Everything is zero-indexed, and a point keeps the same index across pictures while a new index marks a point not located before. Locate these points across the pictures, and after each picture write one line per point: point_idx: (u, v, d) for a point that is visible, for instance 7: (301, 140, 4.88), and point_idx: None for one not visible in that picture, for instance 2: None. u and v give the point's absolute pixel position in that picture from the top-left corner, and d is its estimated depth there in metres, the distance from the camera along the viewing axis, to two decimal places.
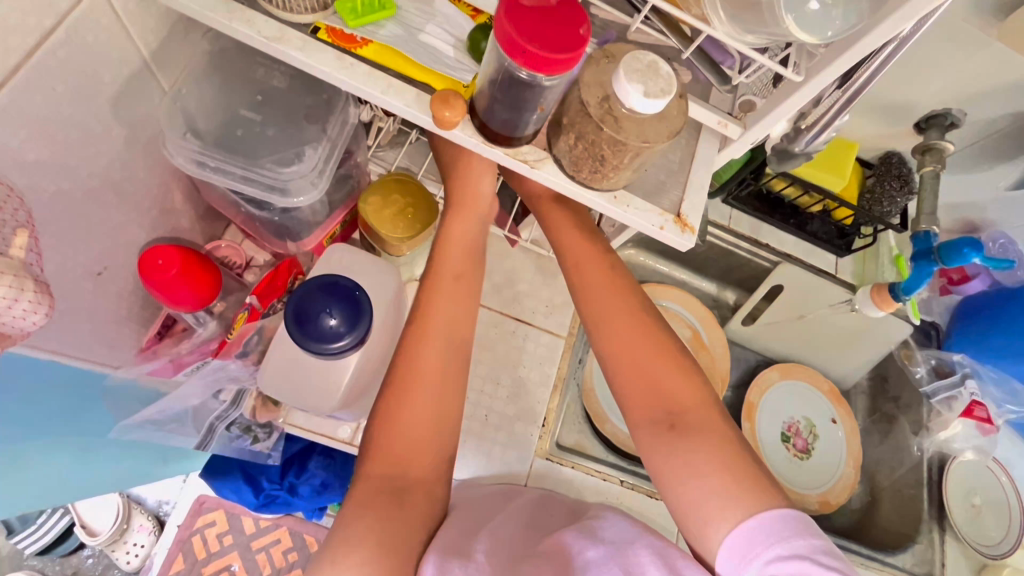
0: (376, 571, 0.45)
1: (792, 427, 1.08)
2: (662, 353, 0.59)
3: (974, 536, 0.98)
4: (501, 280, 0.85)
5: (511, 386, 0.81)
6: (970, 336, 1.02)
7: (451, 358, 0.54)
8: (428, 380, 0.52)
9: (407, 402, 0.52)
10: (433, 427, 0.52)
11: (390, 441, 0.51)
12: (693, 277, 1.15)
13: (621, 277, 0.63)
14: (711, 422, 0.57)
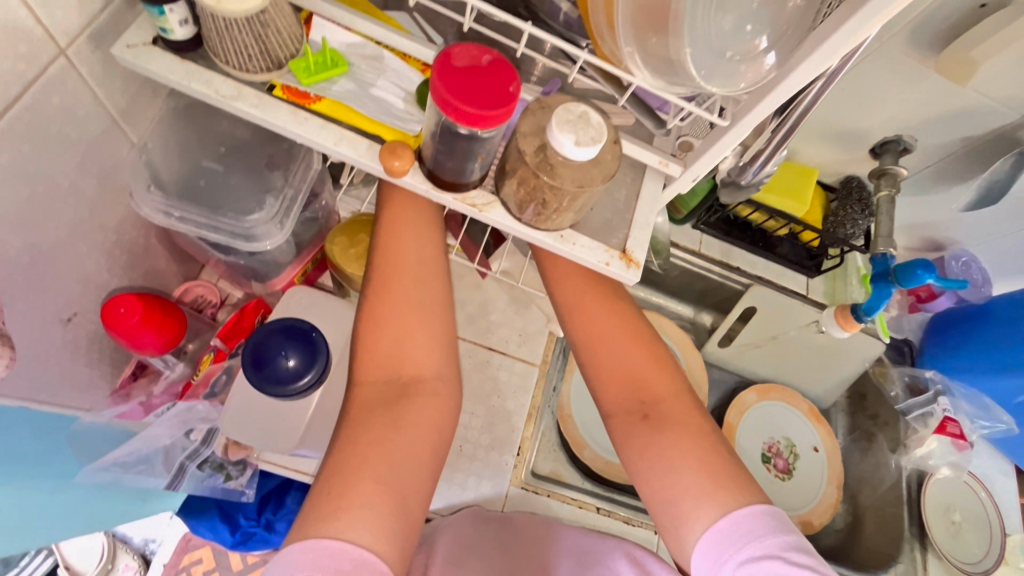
0: (385, 495, 0.46)
1: (772, 447, 1.08)
2: (633, 350, 0.61)
3: (955, 552, 0.98)
4: (475, 310, 0.87)
5: (486, 416, 0.82)
6: (941, 353, 1.04)
7: (423, 260, 0.56)
8: (403, 282, 0.54)
9: (389, 301, 0.54)
10: (420, 321, 0.54)
11: (377, 349, 0.53)
12: (670, 301, 1.16)
13: (591, 269, 0.64)
14: (686, 415, 0.59)
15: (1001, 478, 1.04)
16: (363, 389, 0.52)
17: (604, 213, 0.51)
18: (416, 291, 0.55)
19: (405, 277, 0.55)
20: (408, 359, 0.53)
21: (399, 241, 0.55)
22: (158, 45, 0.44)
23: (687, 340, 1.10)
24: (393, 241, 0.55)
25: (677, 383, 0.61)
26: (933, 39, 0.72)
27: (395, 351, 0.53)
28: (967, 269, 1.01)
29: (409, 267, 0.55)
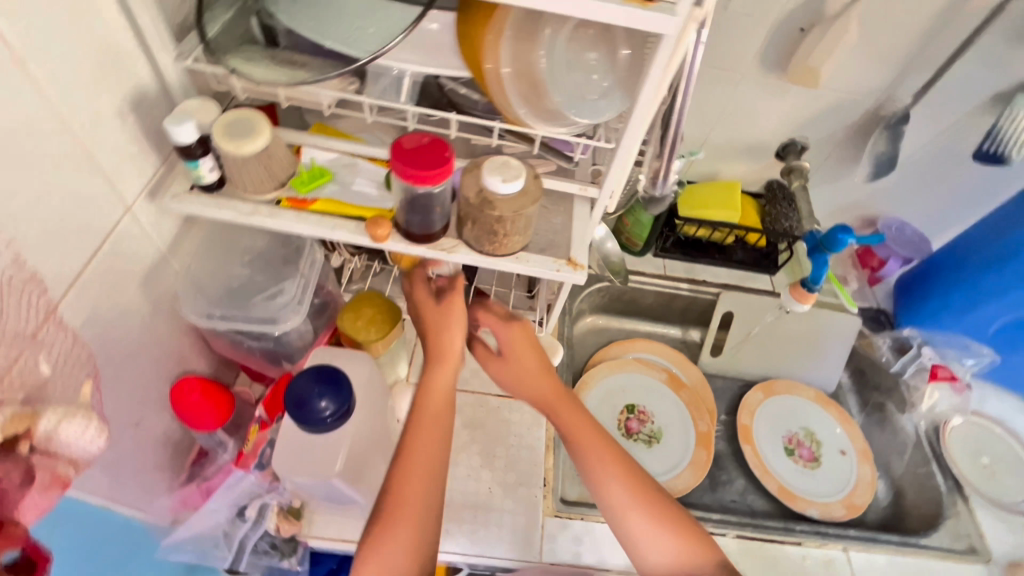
0: None
1: (792, 440, 1.12)
2: (674, 533, 0.68)
3: (1000, 494, 0.97)
4: (478, 365, 0.97)
5: (507, 456, 0.89)
6: (910, 311, 1.13)
7: (433, 456, 0.62)
8: (411, 484, 0.60)
9: (397, 500, 0.59)
10: (418, 524, 0.59)
11: (380, 545, 0.58)
12: (657, 326, 1.27)
13: (621, 464, 0.71)
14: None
15: (1014, 413, 1.07)
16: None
17: (545, 237, 0.64)
18: (419, 498, 0.60)
19: (409, 492, 0.60)
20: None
21: (416, 445, 0.62)
22: (195, 190, 0.60)
23: (682, 358, 1.19)
24: (410, 450, 0.62)
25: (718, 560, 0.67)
26: (780, 59, 0.91)
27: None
28: (900, 232, 1.15)
29: (414, 479, 0.60)
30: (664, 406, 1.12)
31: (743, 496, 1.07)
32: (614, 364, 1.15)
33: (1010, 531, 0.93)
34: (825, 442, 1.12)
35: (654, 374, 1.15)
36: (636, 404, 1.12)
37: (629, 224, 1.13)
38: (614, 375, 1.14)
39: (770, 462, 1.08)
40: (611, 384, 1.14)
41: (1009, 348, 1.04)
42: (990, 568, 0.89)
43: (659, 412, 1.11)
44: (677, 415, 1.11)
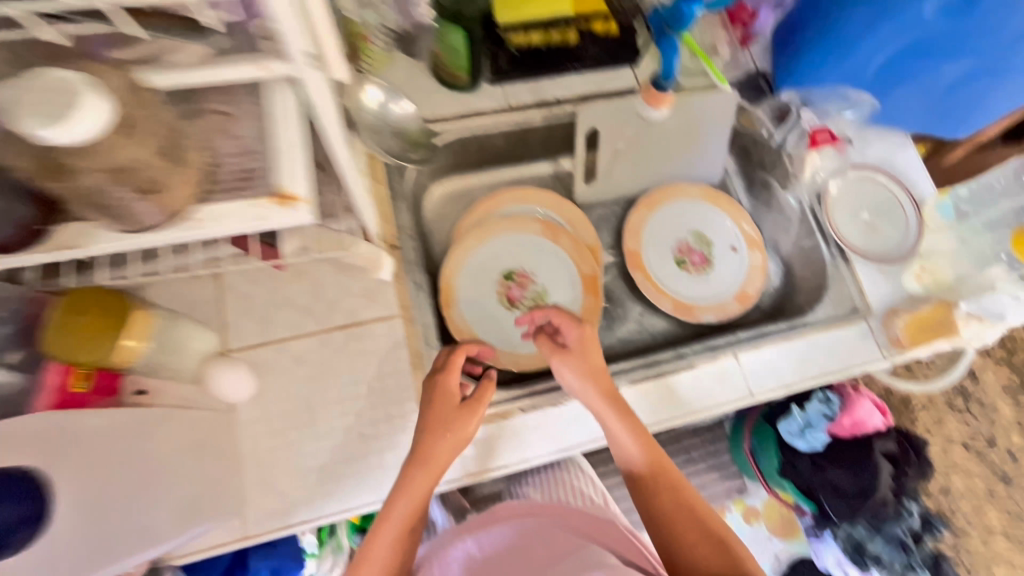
0: None
1: (682, 251, 1.05)
2: (668, 486, 0.71)
3: (879, 247, 0.95)
4: (308, 299, 0.80)
5: (370, 391, 0.78)
6: (785, 70, 0.95)
7: (452, 450, 0.71)
8: (428, 470, 0.69)
9: (403, 490, 0.67)
10: (406, 515, 0.67)
11: (379, 533, 0.66)
12: (522, 169, 1.05)
13: (628, 417, 0.75)
14: (706, 545, 0.65)
15: (896, 152, 1.00)
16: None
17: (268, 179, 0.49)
18: (418, 481, 0.68)
19: (422, 479, 0.69)
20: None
21: (435, 436, 0.71)
22: None
23: (555, 197, 1.02)
24: (429, 436, 0.71)
25: (705, 515, 0.68)
26: None
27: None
28: None
29: (435, 462, 0.69)
30: (545, 261, 1.00)
31: (641, 324, 1.03)
32: (479, 231, 0.99)
33: (889, 282, 0.92)
34: (713, 241, 1.06)
35: (527, 228, 1.00)
36: (515, 268, 0.99)
37: (443, 54, 0.89)
38: (483, 243, 0.99)
39: (661, 282, 1.02)
40: (482, 255, 0.98)
41: (892, 86, 0.88)
42: (869, 323, 0.90)
43: (540, 269, 0.99)
44: (560, 265, 1.00)
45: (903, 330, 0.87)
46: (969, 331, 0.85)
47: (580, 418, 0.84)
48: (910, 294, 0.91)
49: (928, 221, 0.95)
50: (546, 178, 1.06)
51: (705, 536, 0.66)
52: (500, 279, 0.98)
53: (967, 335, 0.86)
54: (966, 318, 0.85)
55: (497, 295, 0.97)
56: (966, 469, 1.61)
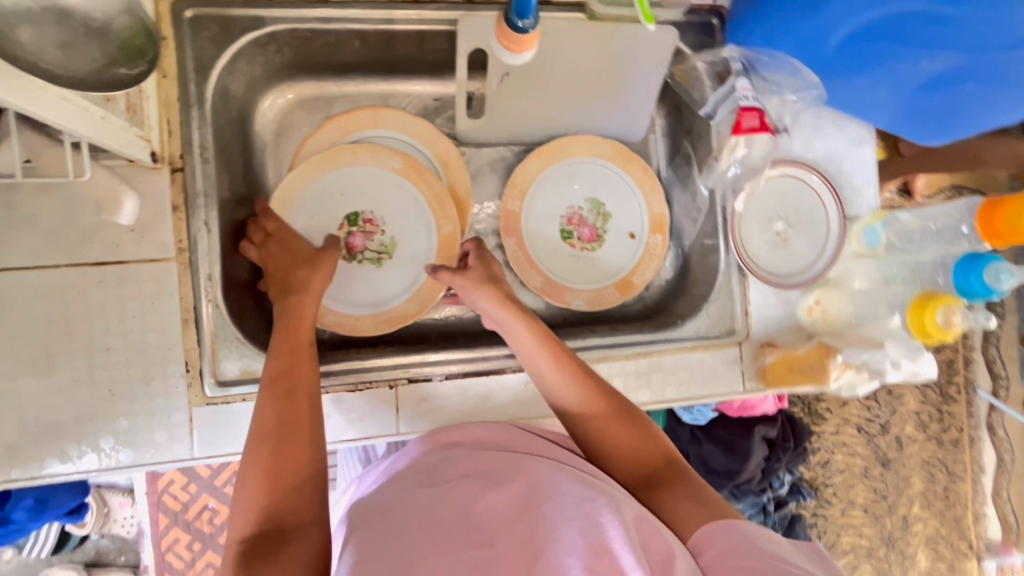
0: (274, 507, 0.51)
1: (570, 220, 0.87)
2: (588, 383, 0.64)
3: (781, 265, 0.80)
4: (55, 224, 0.64)
5: (127, 347, 0.66)
6: (739, 19, 0.73)
7: (303, 343, 0.63)
8: (301, 352, 0.62)
9: (290, 370, 0.59)
10: (303, 396, 0.58)
11: (288, 409, 0.56)
12: (394, 85, 0.83)
13: (532, 320, 0.69)
14: (632, 437, 0.60)
15: (847, 151, 0.81)
16: (290, 521, 0.50)
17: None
18: (300, 365, 0.60)
19: (297, 359, 0.61)
20: (302, 484, 0.53)
21: (302, 313, 0.66)
22: None
23: (432, 131, 0.82)
24: (293, 319, 0.65)
25: (627, 404, 0.63)
26: None
27: (265, 487, 0.52)
28: None
29: (300, 349, 0.62)
30: (402, 208, 0.82)
31: None
32: (326, 158, 0.78)
33: (781, 308, 0.79)
34: (611, 215, 0.87)
35: (384, 162, 0.80)
36: (361, 211, 0.81)
37: None
38: (332, 173, 0.79)
39: (537, 254, 0.85)
40: (326, 188, 0.79)
41: (852, 70, 0.67)
42: (741, 348, 0.79)
43: (390, 218, 0.82)
44: (419, 216, 0.82)
45: (769, 366, 0.77)
46: (838, 381, 0.75)
47: (382, 407, 0.72)
48: (798, 325, 0.79)
49: (850, 243, 0.79)
50: (422, 102, 0.85)
51: (630, 427, 0.61)
52: (341, 221, 0.80)
53: (837, 385, 0.75)
54: (839, 368, 0.74)
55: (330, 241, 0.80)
56: (850, 450, 1.41)
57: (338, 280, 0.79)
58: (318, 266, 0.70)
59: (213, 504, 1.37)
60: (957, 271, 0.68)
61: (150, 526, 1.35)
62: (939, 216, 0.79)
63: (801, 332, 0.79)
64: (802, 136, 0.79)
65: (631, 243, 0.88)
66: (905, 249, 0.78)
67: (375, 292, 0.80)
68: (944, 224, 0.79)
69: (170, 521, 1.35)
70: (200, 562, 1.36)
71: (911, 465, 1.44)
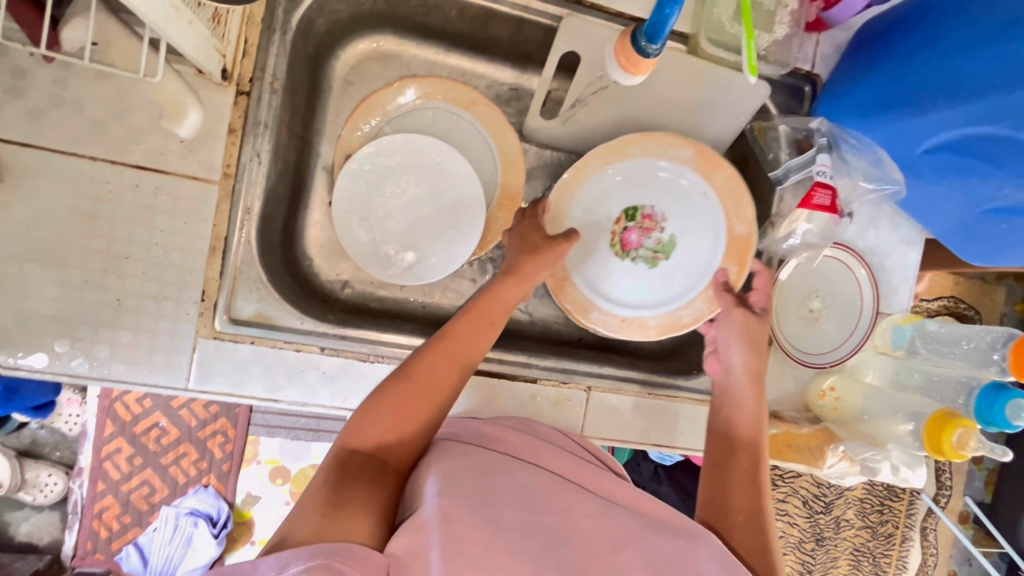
0: (387, 438, 0.53)
1: (650, 225, 0.79)
2: (748, 477, 0.64)
3: (805, 343, 0.80)
4: (104, 115, 0.60)
5: (146, 259, 0.63)
6: (834, 93, 0.74)
7: (500, 317, 0.63)
8: (493, 327, 0.62)
9: (476, 341, 0.60)
10: (467, 365, 0.58)
11: (451, 371, 0.57)
12: (475, 63, 0.80)
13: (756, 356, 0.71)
14: (764, 534, 0.60)
15: (895, 249, 0.81)
16: (393, 460, 0.53)
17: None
18: (483, 339, 0.60)
19: (485, 327, 0.61)
20: (419, 440, 0.54)
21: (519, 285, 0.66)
22: None
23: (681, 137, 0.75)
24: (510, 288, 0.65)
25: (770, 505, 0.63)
26: None
27: (397, 421, 0.53)
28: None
29: (493, 320, 0.62)
30: (681, 205, 0.78)
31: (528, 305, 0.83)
32: (615, 148, 0.75)
33: (792, 383, 0.80)
34: (659, 269, 0.79)
35: (674, 152, 0.75)
36: (644, 206, 0.78)
37: None
38: (615, 164, 0.76)
39: None
40: (600, 176, 0.76)
41: (935, 175, 0.67)
42: None
43: (676, 216, 0.79)
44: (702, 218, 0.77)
45: (769, 438, 0.78)
46: (831, 468, 0.76)
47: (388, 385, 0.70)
48: (804, 403, 0.80)
49: (876, 338, 0.80)
50: (497, 88, 0.82)
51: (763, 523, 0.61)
52: (611, 214, 0.78)
53: (829, 471, 0.77)
54: (837, 455, 0.75)
55: (609, 229, 0.78)
56: (789, 518, 1.39)
57: (609, 265, 0.78)
58: (542, 257, 0.68)
59: (163, 423, 1.33)
60: (979, 397, 0.66)
61: (94, 430, 1.31)
62: (969, 337, 0.76)
63: (807, 411, 0.80)
64: (858, 222, 0.80)
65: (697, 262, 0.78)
66: (930, 357, 0.77)
67: (638, 286, 0.78)
68: (975, 346, 0.75)
69: (116, 429, 1.31)
70: (137, 477, 1.33)
71: (841, 548, 1.44)
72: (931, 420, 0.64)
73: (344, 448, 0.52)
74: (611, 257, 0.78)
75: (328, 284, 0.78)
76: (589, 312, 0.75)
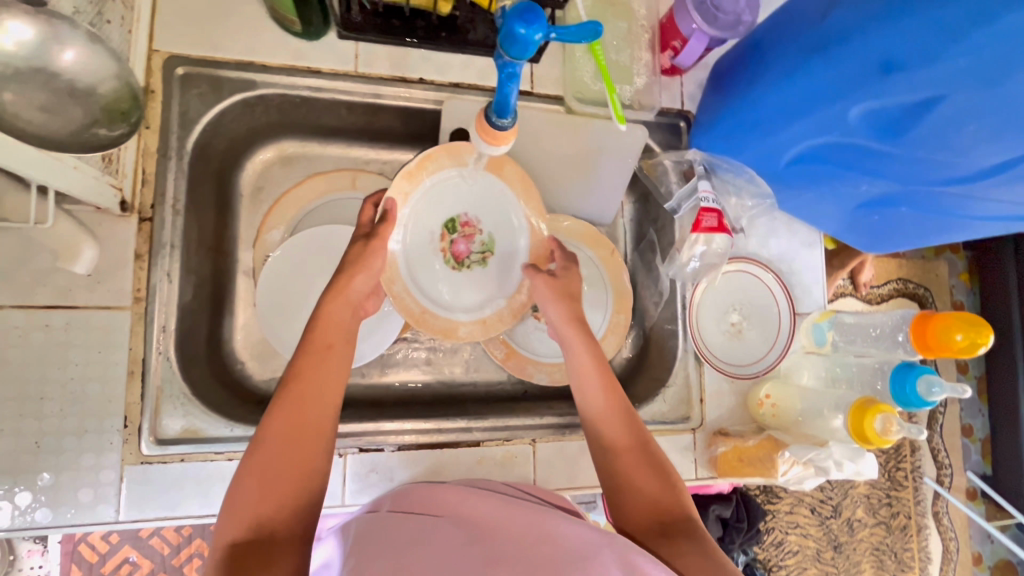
0: (263, 513, 0.50)
1: (472, 230, 0.79)
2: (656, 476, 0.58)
3: (737, 356, 0.83)
4: (7, 263, 0.62)
5: (64, 396, 0.63)
6: (701, 124, 0.80)
7: (335, 330, 0.62)
8: (333, 351, 0.61)
9: (314, 371, 0.58)
10: (313, 400, 0.56)
11: (291, 414, 0.55)
12: (377, 150, 0.85)
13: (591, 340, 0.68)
14: (656, 484, 0.58)
15: (798, 252, 0.86)
16: (277, 533, 0.50)
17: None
18: (326, 373, 0.59)
19: (322, 357, 0.60)
20: (300, 492, 0.52)
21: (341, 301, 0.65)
22: None
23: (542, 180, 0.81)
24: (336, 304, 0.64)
25: (656, 454, 0.60)
26: None
27: (263, 495, 0.51)
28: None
29: (329, 350, 0.60)
30: (493, 203, 0.79)
31: (467, 368, 0.84)
32: (415, 171, 0.73)
33: (732, 395, 0.82)
34: (494, 266, 0.81)
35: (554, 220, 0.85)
36: (457, 216, 0.79)
37: None
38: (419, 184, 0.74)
39: (429, 281, 0.77)
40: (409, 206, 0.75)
41: (805, 182, 0.73)
42: (695, 435, 0.81)
43: (490, 215, 0.80)
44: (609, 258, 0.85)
45: (720, 455, 0.78)
46: (787, 475, 0.76)
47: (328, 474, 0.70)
48: (748, 414, 0.82)
49: (800, 338, 0.83)
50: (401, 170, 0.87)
51: (659, 475, 0.58)
52: (432, 234, 0.78)
53: (785, 478, 0.76)
54: (787, 462, 0.74)
55: (435, 249, 0.78)
56: (803, 531, 1.34)
57: (445, 282, 0.78)
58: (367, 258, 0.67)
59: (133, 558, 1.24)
60: (892, 378, 0.69)
61: None
62: (878, 322, 0.77)
63: (751, 421, 0.82)
64: (757, 235, 0.85)
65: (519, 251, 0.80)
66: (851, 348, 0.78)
67: (478, 293, 0.80)
68: (883, 329, 0.76)
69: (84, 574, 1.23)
70: None
71: (862, 551, 1.38)
72: (853, 411, 0.67)
73: (223, 542, 0.49)
74: (443, 274, 0.78)
75: (262, 386, 0.77)
76: (455, 331, 0.77)
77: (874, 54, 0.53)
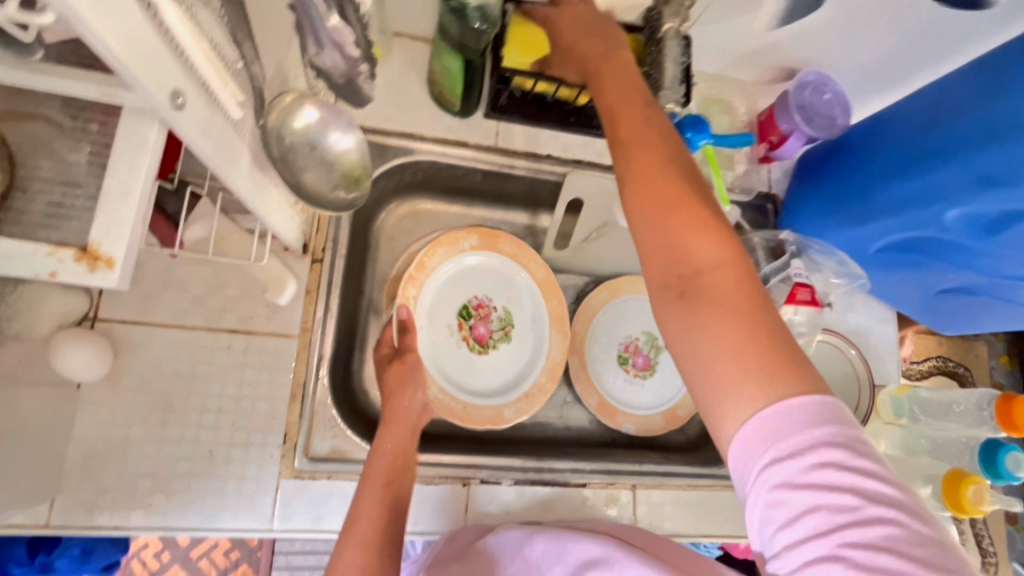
0: None
1: (485, 310, 0.90)
2: (708, 230, 0.45)
3: None
4: (204, 290, 0.72)
5: (235, 411, 0.71)
6: (793, 208, 0.90)
7: (393, 455, 0.69)
8: (392, 480, 0.67)
9: (371, 500, 0.65)
10: (375, 535, 0.64)
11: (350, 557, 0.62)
12: (494, 211, 0.96)
13: (675, 151, 0.50)
14: (714, 261, 0.45)
15: (876, 327, 0.94)
16: None
17: (76, 225, 0.36)
18: (384, 502, 0.66)
19: (376, 487, 0.66)
20: None
21: (390, 432, 0.71)
22: None
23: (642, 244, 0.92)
24: (390, 432, 0.71)
25: (715, 210, 0.46)
26: None
27: None
28: (831, 105, 0.83)
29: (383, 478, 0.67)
30: (505, 281, 0.91)
31: (563, 413, 0.91)
32: (417, 274, 0.84)
33: None
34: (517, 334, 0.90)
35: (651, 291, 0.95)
36: (469, 301, 0.89)
37: (438, 72, 0.80)
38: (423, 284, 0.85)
39: (465, 367, 0.87)
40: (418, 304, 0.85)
41: (895, 266, 0.82)
42: None
43: (495, 294, 0.90)
44: None
45: None
46: None
47: (452, 503, 0.77)
48: None
49: (879, 411, 0.88)
50: (513, 228, 0.97)
51: (709, 246, 0.45)
52: (451, 326, 0.88)
53: None
54: None
55: (459, 340, 0.88)
56: None
57: (474, 368, 0.88)
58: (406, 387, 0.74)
59: None
60: (981, 453, 0.76)
61: None
62: (959, 398, 0.82)
63: None
64: (838, 309, 0.93)
65: (537, 315, 0.90)
66: (930, 422, 0.83)
67: (502, 367, 0.88)
68: (967, 405, 0.81)
69: None
70: None
71: None
72: (948, 479, 0.74)
73: None
74: (475, 360, 0.88)
75: None
76: (500, 414, 0.83)
77: (978, 169, 0.61)
